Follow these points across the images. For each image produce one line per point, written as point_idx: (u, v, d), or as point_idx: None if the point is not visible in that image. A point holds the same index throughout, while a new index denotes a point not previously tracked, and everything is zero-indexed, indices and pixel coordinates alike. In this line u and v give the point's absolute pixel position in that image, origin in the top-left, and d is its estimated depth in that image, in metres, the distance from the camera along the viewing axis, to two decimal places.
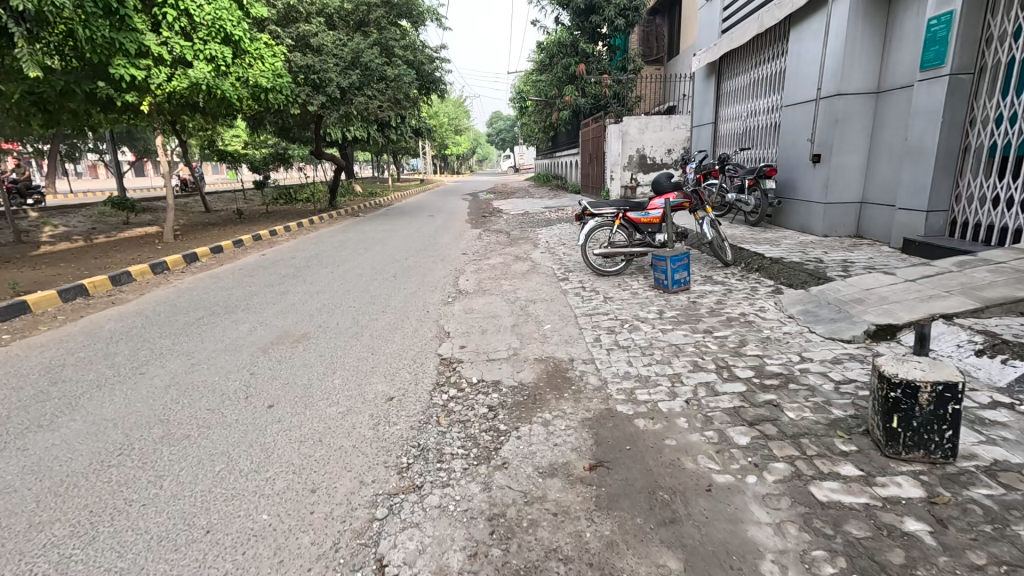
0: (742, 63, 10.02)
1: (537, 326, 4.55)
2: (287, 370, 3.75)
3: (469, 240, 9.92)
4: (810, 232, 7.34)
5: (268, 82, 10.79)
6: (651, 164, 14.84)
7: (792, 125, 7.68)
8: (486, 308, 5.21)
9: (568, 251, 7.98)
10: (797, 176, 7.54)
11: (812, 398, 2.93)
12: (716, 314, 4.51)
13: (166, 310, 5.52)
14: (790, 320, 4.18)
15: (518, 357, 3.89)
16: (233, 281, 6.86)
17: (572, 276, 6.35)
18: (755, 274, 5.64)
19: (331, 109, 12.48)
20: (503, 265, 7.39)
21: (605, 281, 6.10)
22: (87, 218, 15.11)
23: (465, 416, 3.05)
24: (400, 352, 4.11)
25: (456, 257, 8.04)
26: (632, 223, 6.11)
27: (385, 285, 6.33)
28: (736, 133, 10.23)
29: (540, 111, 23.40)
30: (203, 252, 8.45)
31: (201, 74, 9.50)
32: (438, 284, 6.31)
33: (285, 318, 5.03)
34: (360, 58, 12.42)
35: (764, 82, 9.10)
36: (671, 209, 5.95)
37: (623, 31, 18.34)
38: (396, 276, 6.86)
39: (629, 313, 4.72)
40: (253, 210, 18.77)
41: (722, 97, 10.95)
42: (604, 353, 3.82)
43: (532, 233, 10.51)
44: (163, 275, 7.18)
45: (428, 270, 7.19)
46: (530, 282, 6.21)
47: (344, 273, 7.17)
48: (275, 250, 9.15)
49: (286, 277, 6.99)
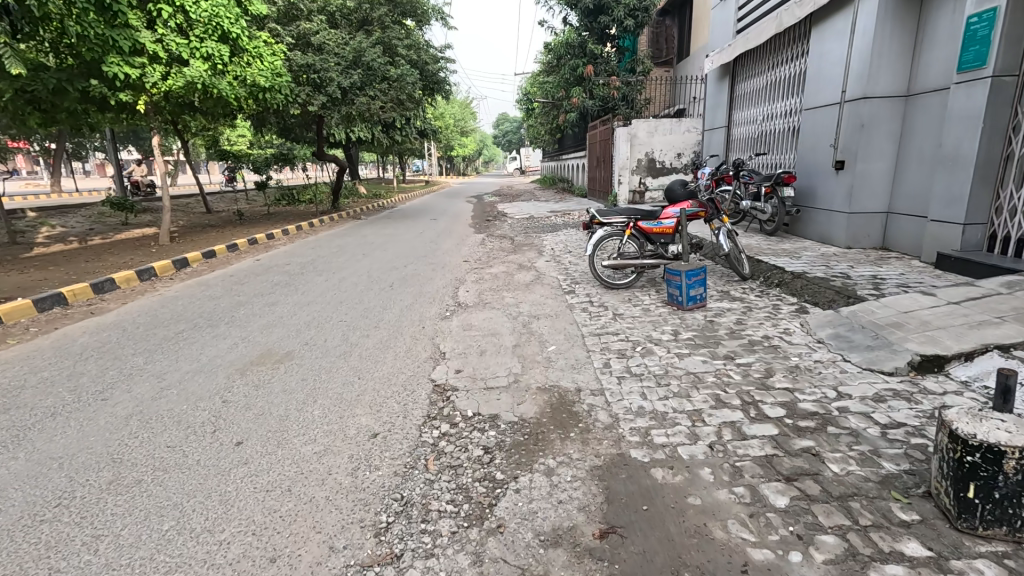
0: (758, 65, 9.61)
1: (540, 347, 4.18)
2: (263, 398, 3.39)
3: (472, 246, 9.56)
4: (831, 243, 6.93)
5: (267, 82, 10.47)
6: (660, 168, 14.44)
7: (813, 129, 7.27)
8: (486, 324, 4.85)
9: (574, 260, 7.61)
10: (818, 183, 7.13)
11: (856, 446, 2.54)
12: (737, 336, 4.12)
13: (146, 322, 5.18)
14: (820, 345, 3.79)
15: (519, 385, 3.52)
16: (222, 289, 6.53)
17: (579, 288, 5.98)
18: (776, 290, 5.25)
19: (332, 109, 12.18)
20: (506, 274, 7.02)
21: (614, 294, 5.73)
22: (85, 219, 14.90)
23: (457, 461, 2.68)
24: (390, 376, 3.74)
25: (457, 265, 7.67)
26: (643, 233, 5.75)
27: (380, 296, 5.98)
28: (751, 137, 9.83)
29: (547, 113, 23.05)
30: (194, 257, 8.12)
31: (197, 72, 9.20)
32: (437, 296, 5.95)
33: (270, 333, 4.68)
34: (362, 57, 12.06)
35: (782, 83, 8.69)
36: (685, 219, 5.58)
37: (631, 32, 17.93)
38: (393, 285, 6.51)
39: (640, 334, 4.34)
40: (255, 211, 18.52)
41: (736, 99, 10.55)
42: (614, 383, 3.44)
43: (537, 239, 10.13)
44: (149, 282, 6.85)
45: (427, 279, 6.84)
46: (534, 295, 5.84)
47: (339, 281, 6.83)
48: (269, 255, 8.82)
49: (278, 286, 6.66)
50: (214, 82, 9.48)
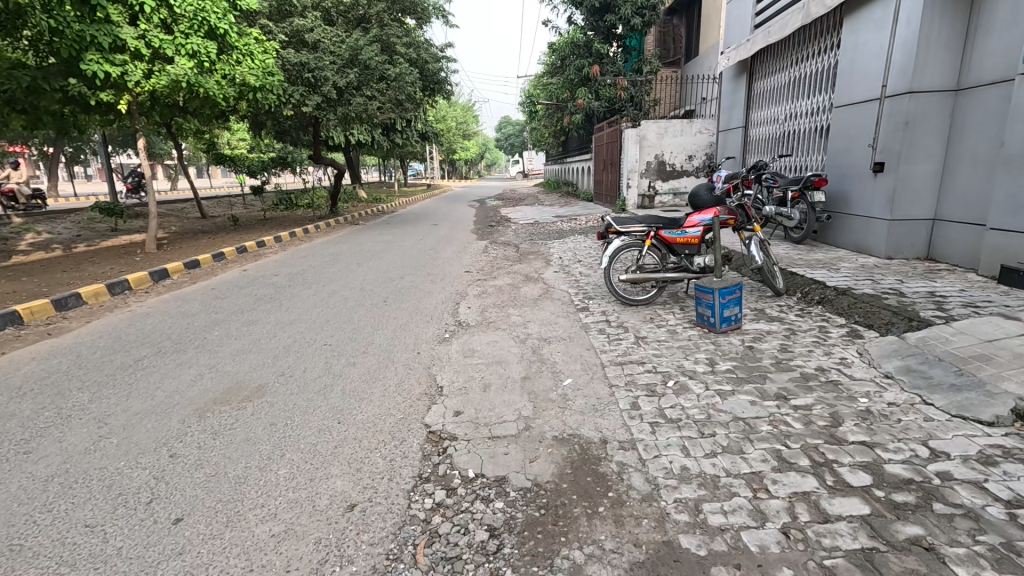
0: (780, 61, 9.06)
1: (554, 380, 3.57)
2: (218, 451, 2.78)
3: (473, 255, 8.96)
4: (869, 253, 6.31)
5: (258, 81, 9.86)
6: (670, 171, 13.85)
7: (846, 128, 6.70)
8: (490, 349, 4.25)
9: (585, 271, 7.01)
10: (853, 187, 6.53)
11: (981, 537, 1.93)
12: (785, 368, 3.50)
13: (106, 344, 4.59)
14: (889, 382, 3.18)
15: (531, 433, 2.91)
16: (199, 304, 5.94)
17: (593, 304, 5.39)
18: (819, 309, 4.64)
19: (327, 110, 11.62)
20: (511, 288, 6.42)
21: (633, 312, 5.13)
22: (74, 225, 14.36)
23: (454, 550, 2.07)
24: (376, 418, 3.14)
25: (458, 277, 7.07)
26: (665, 243, 5.17)
27: (372, 314, 5.38)
28: (772, 138, 9.27)
29: (551, 116, 22.51)
30: (175, 268, 7.54)
31: (182, 70, 8.62)
32: (435, 313, 5.35)
33: (243, 361, 4.09)
34: (359, 56, 11.45)
35: (810, 80, 8.10)
36: (712, 228, 5.01)
37: (638, 31, 17.34)
38: (387, 300, 5.92)
39: (670, 363, 3.74)
40: (251, 216, 17.99)
41: (755, 98, 9.99)
42: (648, 432, 2.83)
43: (543, 247, 9.53)
44: (121, 296, 6.28)
45: (425, 293, 6.25)
46: (544, 312, 5.24)
47: (329, 295, 6.24)
48: (258, 265, 8.26)
49: (262, 300, 6.06)
50: (199, 81, 8.92)
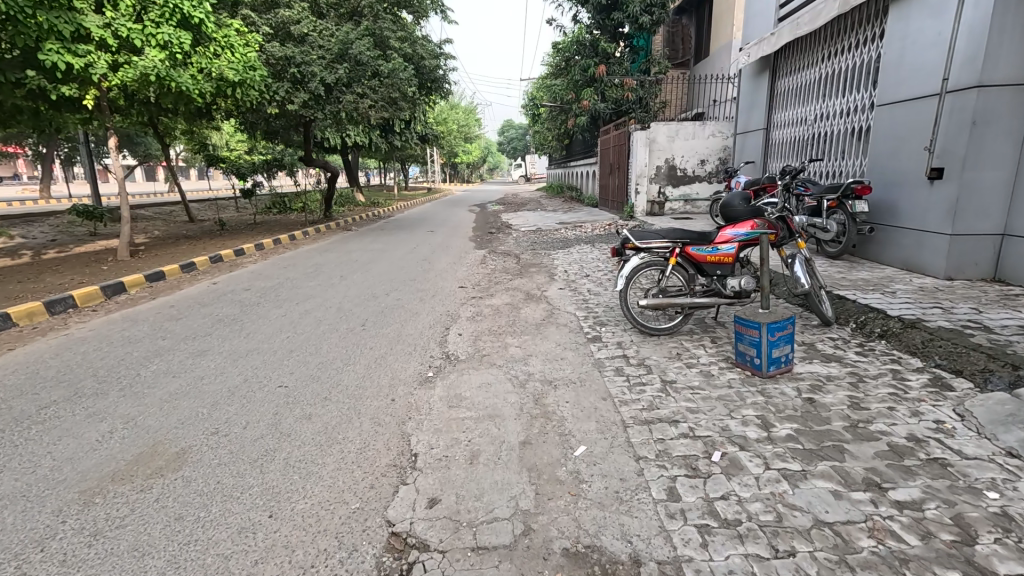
0: (808, 57, 8.30)
1: (562, 449, 2.75)
2: (86, 572, 1.96)
3: (469, 266, 8.15)
4: (922, 272, 5.50)
5: (237, 76, 9.04)
6: (681, 176, 13.05)
7: (892, 129, 5.92)
8: (482, 395, 3.43)
9: (594, 290, 6.19)
10: (903, 197, 5.73)
11: None
12: (867, 438, 2.67)
13: (14, 382, 3.77)
14: (1017, 465, 2.36)
15: (532, 543, 2.07)
16: (148, 327, 5.13)
17: (606, 333, 4.57)
18: (884, 347, 3.81)
19: (316, 108, 10.89)
20: (510, 308, 5.59)
21: (654, 343, 4.30)
22: (51, 229, 13.64)
23: None
24: (321, 511, 2.31)
25: (450, 295, 6.25)
26: (692, 261, 4.39)
27: (346, 342, 4.56)
28: (797, 141, 8.52)
29: (555, 118, 21.83)
30: (135, 281, 6.74)
31: (152, 62, 7.84)
32: (419, 343, 4.53)
33: (171, 410, 3.27)
34: (350, 50, 10.67)
35: (846, 76, 7.32)
36: (748, 245, 4.23)
37: (646, 29, 16.53)
38: (365, 323, 5.11)
39: (712, 424, 2.90)
40: (241, 220, 17.25)
41: (778, 98, 9.21)
42: (699, 546, 2.00)
43: (546, 258, 8.70)
44: (62, 316, 5.48)
45: (411, 315, 5.44)
46: (547, 342, 4.41)
47: (300, 316, 5.43)
48: (231, 277, 7.48)
49: (221, 322, 5.25)
50: (170, 75, 8.12)
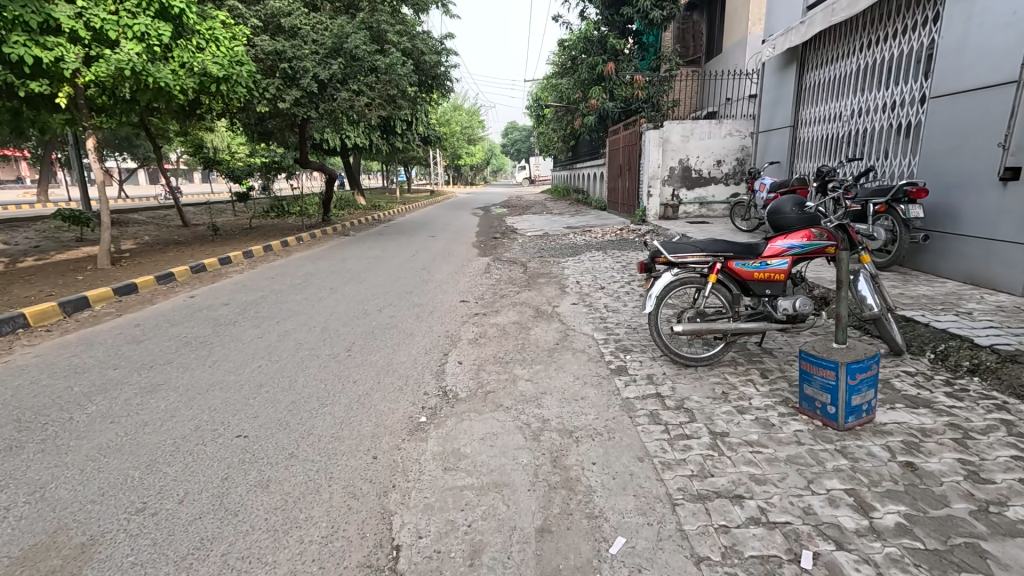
0: (842, 46, 7.61)
1: (593, 543, 2.06)
2: None
3: (472, 277, 7.48)
4: (992, 286, 4.80)
5: (222, 71, 8.35)
6: (696, 177, 12.34)
7: (951, 123, 5.24)
8: (485, 452, 2.75)
9: (612, 306, 5.50)
10: (968, 200, 5.04)
11: None
12: (1010, 533, 1.96)
13: None
14: None
15: None
16: (103, 351, 4.47)
17: (631, 363, 3.88)
18: (981, 388, 3.10)
19: (308, 105, 10.23)
20: (518, 329, 4.91)
21: (691, 377, 3.61)
22: (36, 235, 13.05)
23: None
24: None
25: (450, 312, 5.57)
26: (735, 279, 3.72)
27: (326, 373, 3.88)
28: (828, 140, 7.85)
29: (562, 119, 21.18)
30: (101, 295, 6.09)
31: (127, 55, 7.18)
32: (411, 376, 3.85)
33: (91, 475, 2.58)
34: (345, 44, 9.96)
35: (889, 66, 6.61)
36: (802, 259, 3.62)
37: (657, 25, 15.83)
38: (351, 348, 4.43)
39: (789, 505, 2.20)
40: (236, 224, 16.65)
41: (806, 93, 8.53)
42: None
43: (555, 267, 8.03)
44: (11, 338, 4.84)
45: (405, 337, 4.77)
46: (562, 375, 3.73)
47: (279, 338, 4.77)
48: (210, 290, 6.83)
49: (187, 346, 4.57)
50: (149, 69, 7.45)
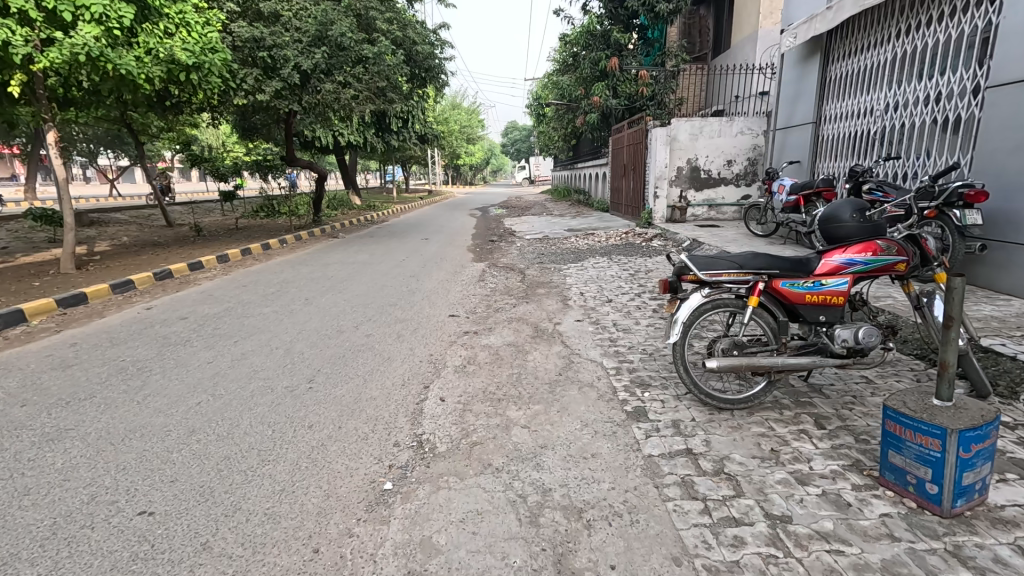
0: (874, 34, 6.91)
1: None
2: None
3: (464, 286, 6.75)
4: None
5: (192, 58, 7.58)
6: (705, 178, 11.64)
7: (1013, 116, 4.56)
8: (462, 548, 2.03)
9: (622, 325, 4.78)
10: None
11: None
12: None
13: None
14: None
15: None
16: (16, 381, 3.74)
17: (651, 404, 3.16)
18: None
19: (290, 98, 9.51)
20: (514, 352, 4.20)
21: (728, 425, 2.88)
22: (7, 235, 12.32)
23: None
24: None
25: (436, 330, 4.86)
26: (781, 302, 3.01)
27: (275, 416, 3.16)
28: (857, 137, 7.15)
29: (562, 117, 20.48)
30: (41, 308, 5.38)
31: (83, 39, 6.39)
32: (379, 419, 3.13)
33: None
34: (328, 32, 9.19)
35: (933, 53, 5.90)
36: (863, 278, 2.94)
37: (662, 19, 15.13)
38: (313, 379, 3.72)
39: None
40: (223, 224, 15.96)
41: (831, 86, 7.82)
42: None
43: (556, 275, 7.33)
44: None
45: (380, 362, 4.05)
46: (566, 420, 3.02)
47: (232, 363, 4.05)
48: (171, 300, 6.11)
49: (118, 374, 3.85)
50: (108, 55, 6.67)
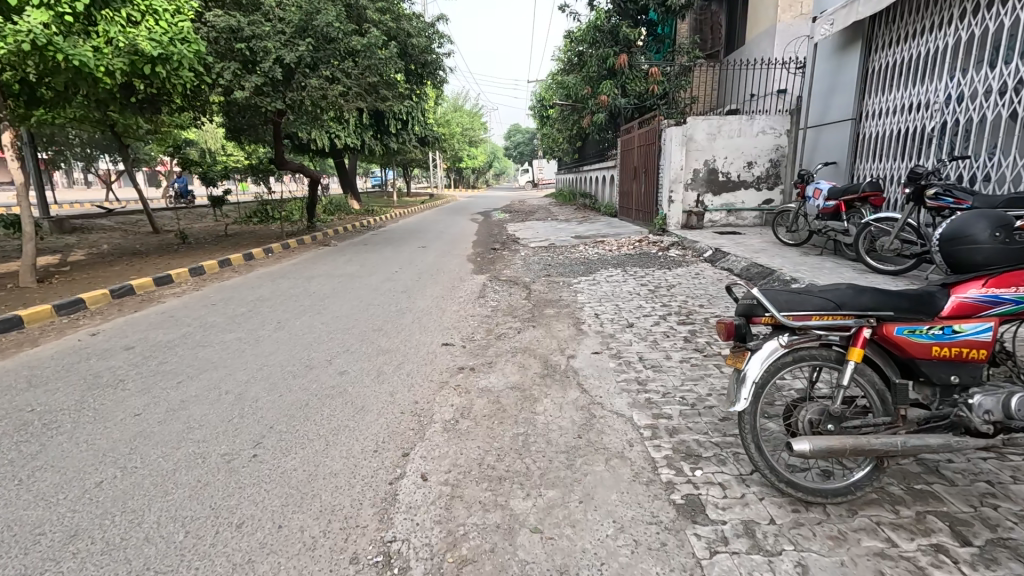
0: (928, 18, 6.10)
1: None
2: None
3: (460, 306, 5.88)
4: None
5: (160, 48, 6.77)
6: (723, 180, 10.76)
7: None
8: None
9: (650, 362, 3.91)
10: None
11: None
12: None
13: None
14: None
15: None
16: None
17: (709, 492, 2.30)
18: None
19: (272, 95, 8.71)
20: (519, 401, 3.33)
21: (826, 533, 2.02)
22: None
23: None
24: None
25: (422, 367, 4.00)
26: (893, 353, 2.15)
27: (192, 512, 2.29)
28: (908, 135, 6.32)
29: (568, 117, 19.60)
30: None
31: (25, 24, 5.57)
32: (334, 514, 2.28)
33: None
34: (314, 22, 8.40)
35: (1011, 35, 5.10)
36: (1008, 320, 2.09)
37: (674, 12, 14.25)
38: (258, 444, 2.86)
39: None
40: (213, 231, 15.20)
41: (873, 78, 6.98)
42: None
43: (566, 291, 6.49)
44: None
45: (350, 415, 3.21)
46: (594, 520, 2.16)
47: (163, 417, 3.20)
48: (122, 324, 5.29)
49: (10, 435, 2.99)
50: (58, 43, 5.83)
